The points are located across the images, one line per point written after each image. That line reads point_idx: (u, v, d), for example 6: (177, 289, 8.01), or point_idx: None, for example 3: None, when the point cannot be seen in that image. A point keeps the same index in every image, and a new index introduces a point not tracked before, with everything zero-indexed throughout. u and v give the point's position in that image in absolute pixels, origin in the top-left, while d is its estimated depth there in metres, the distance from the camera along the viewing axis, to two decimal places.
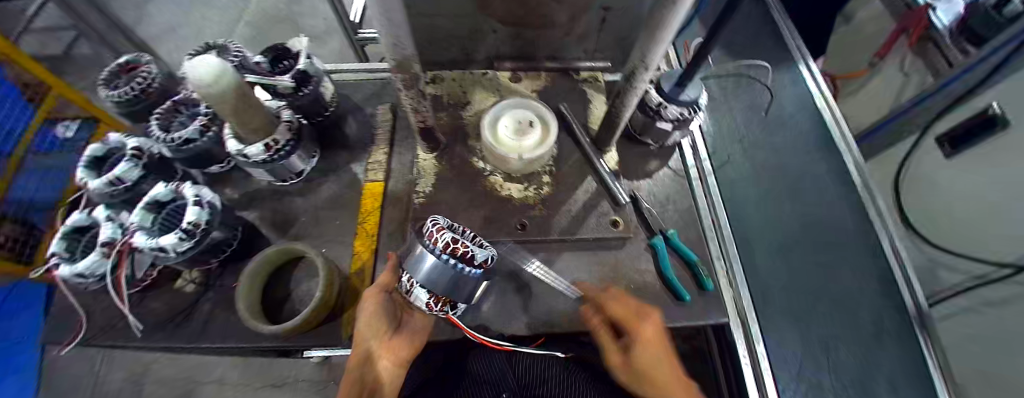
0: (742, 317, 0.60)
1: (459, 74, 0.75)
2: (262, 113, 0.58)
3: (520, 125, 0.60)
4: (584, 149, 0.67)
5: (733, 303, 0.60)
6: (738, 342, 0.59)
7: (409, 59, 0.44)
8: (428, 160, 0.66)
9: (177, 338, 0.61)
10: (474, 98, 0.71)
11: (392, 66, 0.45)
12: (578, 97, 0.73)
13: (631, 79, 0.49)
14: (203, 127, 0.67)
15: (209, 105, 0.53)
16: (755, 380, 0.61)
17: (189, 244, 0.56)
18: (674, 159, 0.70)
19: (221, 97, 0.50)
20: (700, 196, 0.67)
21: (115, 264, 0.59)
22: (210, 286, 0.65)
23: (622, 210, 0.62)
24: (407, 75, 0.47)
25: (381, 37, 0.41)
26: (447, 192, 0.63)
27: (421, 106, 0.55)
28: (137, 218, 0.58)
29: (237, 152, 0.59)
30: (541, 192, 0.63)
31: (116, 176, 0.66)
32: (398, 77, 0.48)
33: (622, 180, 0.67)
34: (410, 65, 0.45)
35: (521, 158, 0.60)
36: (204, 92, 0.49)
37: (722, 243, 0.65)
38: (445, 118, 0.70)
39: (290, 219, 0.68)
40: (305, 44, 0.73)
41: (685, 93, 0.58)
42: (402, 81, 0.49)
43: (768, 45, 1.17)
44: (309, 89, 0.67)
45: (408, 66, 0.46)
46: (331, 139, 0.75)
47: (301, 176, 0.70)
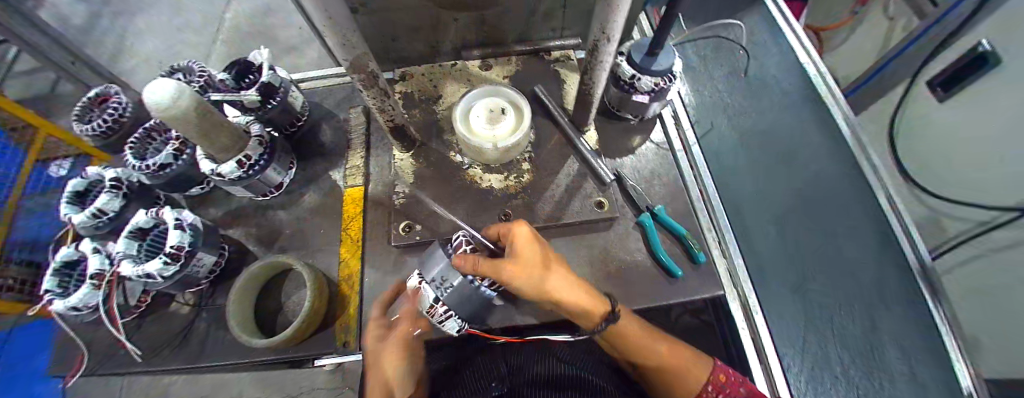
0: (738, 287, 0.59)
1: (429, 68, 0.74)
2: (232, 131, 0.57)
3: (492, 113, 0.59)
4: (563, 131, 0.65)
5: (726, 274, 0.59)
6: (735, 313, 0.58)
7: (361, 57, 0.43)
8: (405, 160, 0.65)
9: (177, 358, 0.60)
10: (445, 91, 0.71)
11: (346, 66, 0.45)
12: (552, 79, 0.72)
13: (594, 52, 0.48)
14: (176, 150, 0.67)
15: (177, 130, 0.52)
16: (758, 355, 0.57)
17: (175, 268, 0.55)
18: (656, 132, 0.69)
19: (184, 119, 0.49)
20: (685, 167, 0.66)
21: (106, 295, 0.59)
22: (202, 306, 0.64)
23: (606, 189, 0.61)
24: (363, 75, 0.47)
25: (325, 37, 0.39)
26: (427, 190, 0.62)
27: (387, 105, 0.54)
28: (122, 247, 0.58)
29: (211, 172, 0.58)
30: (522, 179, 0.62)
31: (98, 208, 0.65)
32: (356, 77, 0.47)
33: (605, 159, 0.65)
34: (364, 63, 0.44)
35: (497, 147, 0.59)
36: (167, 117, 0.49)
37: (712, 212, 0.64)
38: (419, 114, 0.69)
39: (274, 234, 0.67)
40: (268, 55, 0.71)
41: (657, 62, 0.56)
42: (361, 81, 0.48)
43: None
44: (277, 100, 0.66)
45: (362, 64, 0.45)
46: (308, 149, 0.74)
47: (281, 189, 0.69)
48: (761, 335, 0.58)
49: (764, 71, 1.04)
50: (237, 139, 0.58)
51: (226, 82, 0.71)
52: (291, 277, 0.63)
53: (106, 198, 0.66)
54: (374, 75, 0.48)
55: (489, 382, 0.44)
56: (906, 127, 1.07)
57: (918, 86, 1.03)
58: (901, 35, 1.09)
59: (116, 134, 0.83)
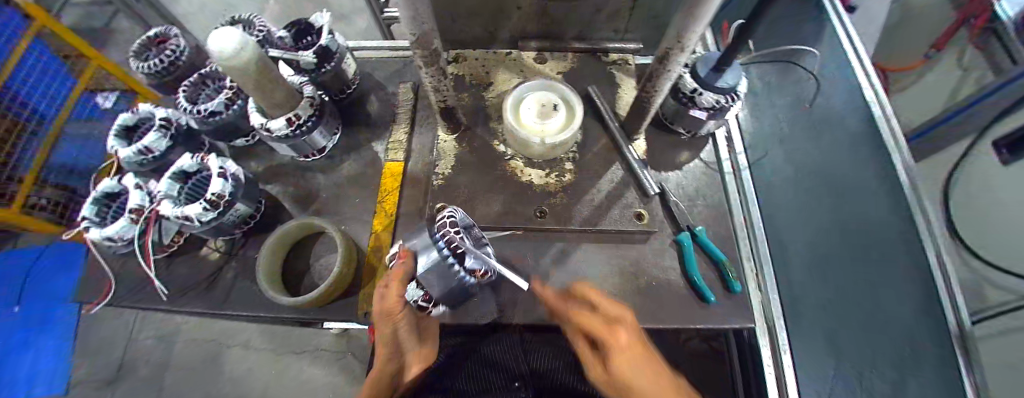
0: (770, 322, 0.57)
1: (483, 53, 0.73)
2: (285, 88, 0.57)
3: (544, 108, 0.58)
4: (611, 136, 0.64)
5: (760, 306, 0.57)
6: (763, 348, 0.56)
7: (430, 33, 0.42)
8: (448, 141, 0.64)
9: (201, 302, 0.62)
10: (497, 78, 0.70)
11: (413, 41, 0.44)
12: (606, 81, 0.70)
13: (664, 61, 0.46)
14: (227, 100, 0.68)
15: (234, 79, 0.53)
16: (779, 393, 0.56)
17: (212, 214, 0.57)
18: (706, 150, 0.66)
19: (244, 71, 0.50)
20: (731, 190, 0.64)
21: (143, 230, 0.62)
22: (232, 254, 0.66)
23: (648, 202, 0.59)
24: (428, 52, 0.46)
25: (401, 10, 0.39)
26: (467, 175, 0.62)
27: (442, 85, 0.54)
28: (164, 187, 0.60)
29: (260, 126, 0.60)
30: (563, 178, 0.61)
31: (145, 146, 0.67)
32: (419, 53, 0.47)
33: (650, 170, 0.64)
34: (431, 39, 0.44)
35: (543, 142, 0.58)
36: (228, 67, 0.49)
37: (753, 241, 0.61)
38: (468, 98, 0.68)
39: (310, 195, 0.68)
40: (329, 19, 0.72)
41: (724, 79, 0.53)
42: (423, 57, 0.48)
43: (814, 33, 1.08)
44: (332, 65, 0.66)
45: (428, 41, 0.44)
46: (352, 116, 0.74)
47: (323, 152, 0.70)
48: (785, 375, 0.56)
49: (822, 104, 0.99)
50: (289, 98, 0.59)
51: (285, 40, 0.72)
52: (320, 239, 0.64)
53: (154, 137, 0.68)
54: (437, 53, 0.47)
55: (513, 381, 0.45)
56: (964, 183, 1.01)
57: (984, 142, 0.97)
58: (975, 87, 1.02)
59: (171, 76, 0.85)
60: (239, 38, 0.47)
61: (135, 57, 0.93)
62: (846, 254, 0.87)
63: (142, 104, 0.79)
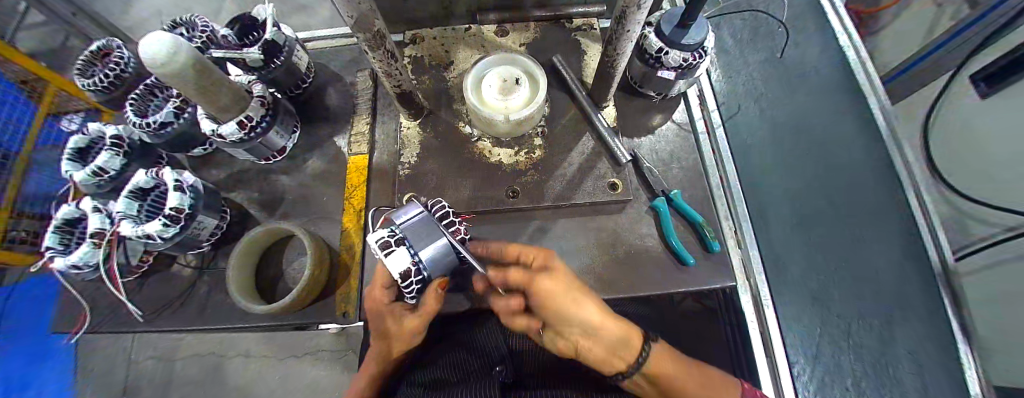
0: (750, 277, 0.57)
1: (440, 32, 0.69)
2: (229, 89, 0.54)
3: (506, 83, 0.56)
4: (580, 107, 0.61)
5: (740, 264, 0.56)
6: (746, 304, 0.56)
7: (368, 14, 0.39)
8: (412, 129, 0.62)
9: (180, 319, 0.61)
10: (457, 57, 0.67)
11: (351, 24, 0.41)
12: (571, 49, 0.67)
13: (621, 21, 0.43)
14: (176, 109, 0.64)
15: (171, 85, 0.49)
16: (764, 345, 0.57)
17: (175, 230, 0.54)
18: (678, 112, 0.65)
19: (176, 76, 0.46)
20: (706, 150, 0.62)
21: (107, 254, 0.59)
22: (205, 268, 0.64)
23: (621, 171, 0.58)
24: (369, 34, 0.43)
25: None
26: (434, 161, 0.60)
27: (393, 69, 0.51)
28: (122, 207, 0.57)
29: (212, 132, 0.56)
30: (532, 155, 0.59)
31: (99, 166, 0.63)
32: (361, 38, 0.44)
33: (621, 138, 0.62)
34: (370, 21, 0.41)
35: (508, 119, 0.56)
36: (159, 72, 0.45)
37: (731, 200, 0.60)
38: (428, 81, 0.65)
39: (277, 199, 0.66)
40: (271, 10, 0.67)
41: (689, 35, 0.50)
42: (367, 42, 0.44)
43: None
44: (281, 61, 0.63)
45: (368, 23, 0.41)
46: (312, 112, 0.71)
47: (284, 153, 0.67)
48: (768, 329, 0.56)
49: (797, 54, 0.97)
50: (238, 100, 0.56)
51: (228, 38, 0.68)
52: (291, 244, 0.62)
53: (105, 156, 0.64)
54: (380, 35, 0.44)
55: (493, 366, 0.45)
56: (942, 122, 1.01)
57: (960, 78, 0.96)
58: (949, 22, 1.00)
59: (119, 90, 0.80)
60: (171, 39, 0.44)
61: (78, 75, 0.85)
62: (828, 204, 0.87)
63: (91, 123, 0.75)
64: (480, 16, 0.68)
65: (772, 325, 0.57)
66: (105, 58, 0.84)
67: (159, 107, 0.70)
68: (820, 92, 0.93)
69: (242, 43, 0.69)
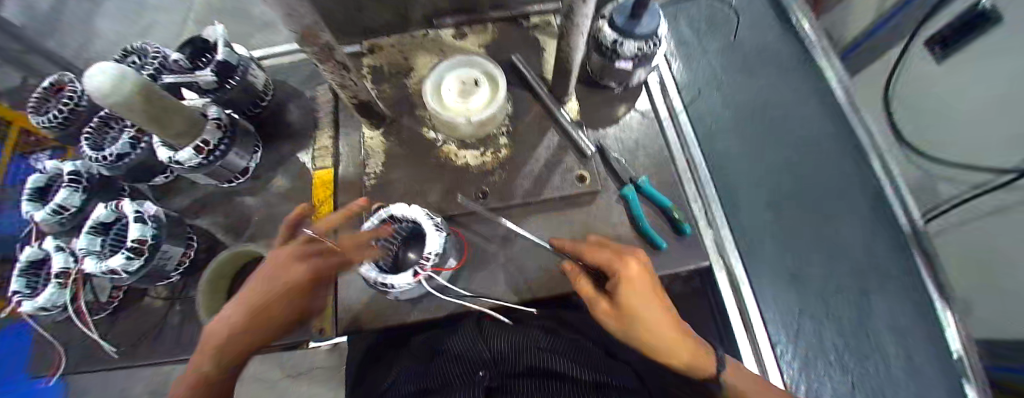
0: (722, 255, 0.58)
1: (398, 40, 0.69)
2: (185, 114, 0.53)
3: (465, 86, 0.56)
4: (542, 102, 0.61)
5: (712, 244, 0.57)
6: (721, 283, 0.57)
7: (311, 28, 0.38)
8: (375, 138, 0.61)
9: (149, 356, 0.58)
10: (416, 62, 0.66)
11: (297, 37, 0.40)
12: (530, 47, 0.67)
13: (569, 15, 0.43)
14: (134, 138, 0.63)
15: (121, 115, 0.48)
16: (744, 322, 0.57)
17: (140, 262, 0.52)
18: (640, 100, 0.65)
19: (128, 105, 0.45)
20: (670, 134, 0.63)
21: (72, 294, 0.56)
22: (174, 300, 0.61)
23: (588, 162, 0.58)
24: (316, 47, 0.42)
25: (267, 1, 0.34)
26: (400, 169, 0.59)
27: (348, 81, 0.50)
28: (83, 244, 0.54)
29: (169, 160, 0.55)
30: (499, 154, 0.59)
31: (57, 204, 0.61)
32: (309, 51, 0.43)
33: (586, 130, 0.62)
34: (317, 33, 0.40)
35: (470, 121, 0.55)
36: (110, 103, 0.44)
37: (697, 182, 0.61)
38: (389, 90, 0.65)
39: (245, 221, 0.65)
40: (223, 33, 0.66)
41: (640, 26, 0.51)
42: (315, 54, 0.44)
43: None
44: (236, 80, 0.61)
45: (315, 35, 0.40)
46: (275, 131, 0.70)
47: (246, 174, 0.66)
48: (746, 306, 0.57)
49: None
50: (193, 125, 0.54)
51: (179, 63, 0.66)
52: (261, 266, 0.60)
53: (64, 193, 0.62)
54: (330, 48, 0.44)
55: (475, 370, 0.41)
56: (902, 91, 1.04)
57: None
58: None
59: (75, 124, 0.78)
60: (117, 68, 0.44)
61: (31, 111, 0.80)
62: None
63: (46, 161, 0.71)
64: (436, 20, 0.68)
65: (749, 301, 0.57)
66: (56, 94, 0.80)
67: (115, 137, 0.68)
68: None
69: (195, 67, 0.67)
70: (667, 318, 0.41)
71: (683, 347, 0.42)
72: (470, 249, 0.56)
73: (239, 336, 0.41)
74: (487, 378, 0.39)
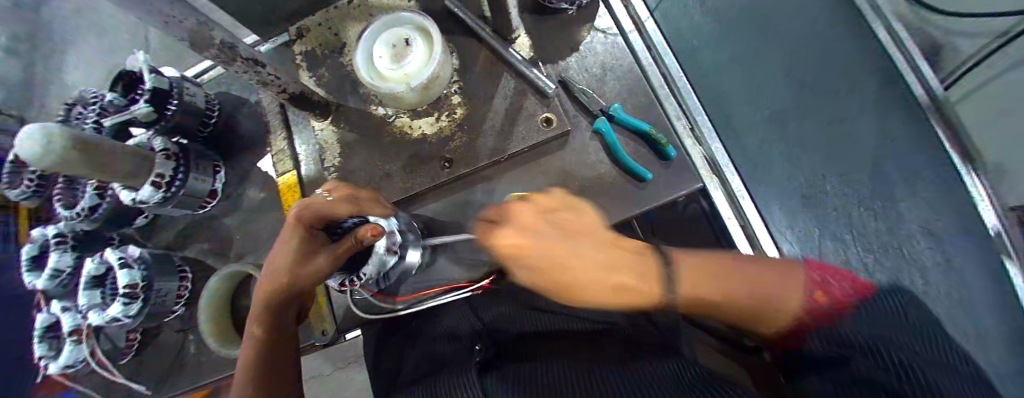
0: (715, 170, 0.53)
1: (322, 15, 0.61)
2: (129, 155, 0.51)
3: (396, 49, 0.50)
4: (489, 46, 0.55)
5: (702, 161, 0.52)
6: (716, 200, 0.53)
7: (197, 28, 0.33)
8: (325, 129, 0.57)
9: (181, 384, 0.61)
10: (349, 36, 0.60)
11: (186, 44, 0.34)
12: None
13: None
14: (98, 190, 0.60)
15: (66, 173, 0.47)
16: (747, 237, 0.54)
17: (139, 305, 0.54)
18: (601, 16, 0.57)
19: (67, 163, 0.44)
20: (640, 49, 0.56)
21: (90, 349, 0.58)
22: (187, 330, 0.63)
23: (551, 102, 0.52)
24: (213, 51, 0.36)
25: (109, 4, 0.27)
26: (357, 156, 0.55)
27: (267, 75, 0.45)
28: (84, 300, 0.55)
29: (133, 201, 0.55)
30: (455, 115, 0.54)
31: (51, 268, 0.60)
32: (208, 56, 0.37)
33: (545, 67, 0.56)
34: (208, 35, 0.34)
35: (411, 88, 0.50)
36: (47, 166, 0.43)
37: (678, 96, 0.55)
38: (327, 73, 0.59)
39: (227, 243, 0.64)
40: (141, 55, 0.60)
41: None
42: (216, 58, 0.38)
43: None
44: (176, 104, 0.57)
45: (206, 39, 0.34)
46: (230, 145, 0.67)
47: (216, 195, 0.64)
48: (750, 219, 0.53)
49: None
50: (141, 162, 0.52)
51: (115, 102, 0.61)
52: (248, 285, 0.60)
53: (55, 256, 0.60)
54: (230, 45, 0.37)
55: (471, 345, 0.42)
56: None
57: None
58: None
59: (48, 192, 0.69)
60: (31, 126, 0.41)
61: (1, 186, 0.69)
62: None
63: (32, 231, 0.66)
64: None
65: (752, 213, 0.53)
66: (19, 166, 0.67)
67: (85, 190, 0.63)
68: None
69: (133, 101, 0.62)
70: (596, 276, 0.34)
71: (609, 287, 0.35)
72: (447, 221, 0.54)
73: (267, 332, 0.39)
74: (483, 352, 0.40)
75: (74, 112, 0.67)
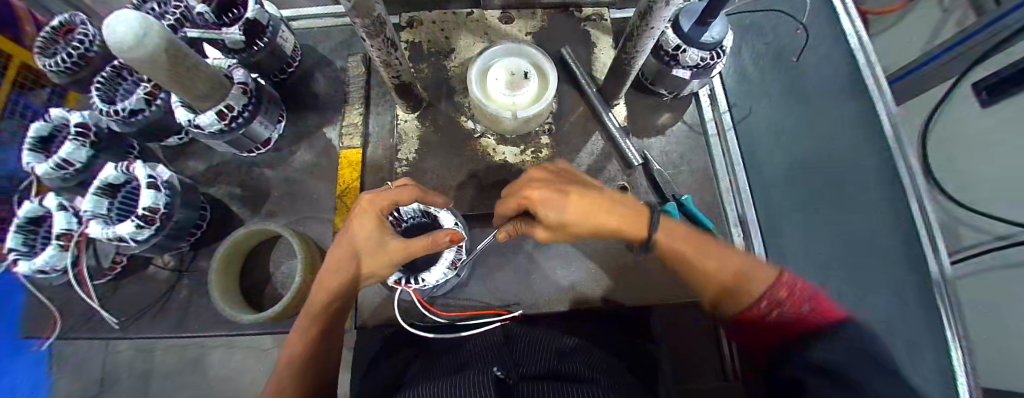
0: None
1: (439, 15, 0.63)
2: (206, 71, 0.47)
3: (514, 77, 0.51)
4: (588, 102, 0.58)
5: None
6: None
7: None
8: (409, 122, 0.57)
9: (157, 325, 0.58)
10: (459, 43, 0.61)
11: (348, 9, 0.34)
12: (581, 40, 0.62)
13: (646, 16, 0.38)
14: (149, 94, 0.55)
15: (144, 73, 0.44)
16: None
17: (149, 232, 0.49)
18: (690, 112, 0.62)
19: (153, 58, 0.40)
20: (718, 152, 0.60)
21: (74, 257, 0.53)
22: (183, 272, 0.60)
23: (631, 174, 0.56)
24: (369, 20, 0.36)
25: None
26: (433, 159, 0.56)
27: (393, 58, 0.45)
28: (89, 207, 0.50)
29: (188, 122, 0.50)
30: (539, 154, 0.56)
31: (61, 158, 0.54)
32: (358, 22, 0.37)
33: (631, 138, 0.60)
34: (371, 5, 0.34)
35: (515, 116, 0.52)
36: (129, 56, 0.39)
37: (740, 206, 0.59)
38: (427, 70, 0.60)
39: (261, 195, 0.61)
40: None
41: (708, 33, 0.47)
42: (365, 27, 0.38)
43: None
44: (264, 43, 0.56)
45: (368, 7, 0.34)
46: (298, 100, 0.66)
47: (269, 145, 0.61)
48: None
49: None
50: (217, 89, 0.49)
51: (204, 17, 0.57)
52: (265, 254, 0.58)
53: (69, 147, 0.54)
54: (381, 19, 0.38)
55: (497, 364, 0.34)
56: None
57: None
58: None
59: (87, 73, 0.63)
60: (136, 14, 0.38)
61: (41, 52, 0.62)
62: None
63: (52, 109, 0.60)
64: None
65: None
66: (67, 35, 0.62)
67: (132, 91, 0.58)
68: None
69: (222, 22, 0.58)
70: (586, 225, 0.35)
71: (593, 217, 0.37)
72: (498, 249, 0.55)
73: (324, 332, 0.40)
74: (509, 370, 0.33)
75: (145, 7, 0.63)
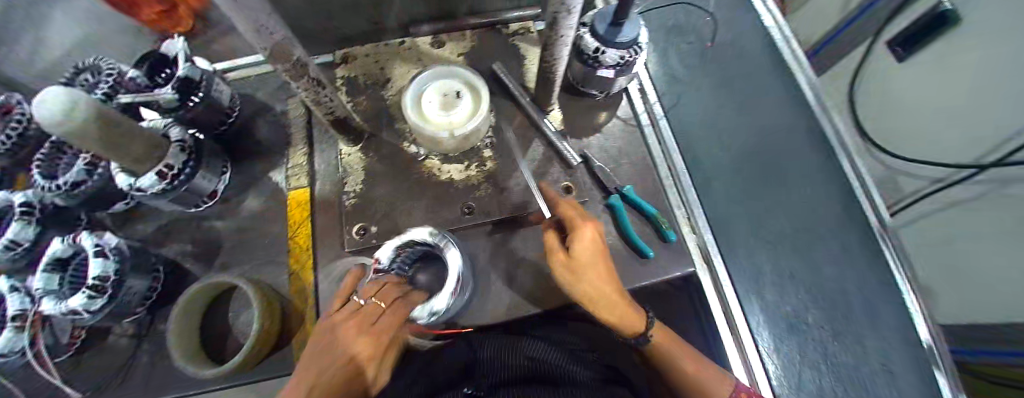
0: (705, 256, 0.59)
1: (372, 49, 0.65)
2: (142, 136, 0.46)
3: (446, 98, 0.53)
4: (525, 111, 0.61)
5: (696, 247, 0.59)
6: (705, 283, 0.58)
7: (282, 44, 0.33)
8: (353, 154, 0.59)
9: None
10: (395, 73, 0.63)
11: (267, 57, 0.35)
12: (511, 52, 0.65)
13: (554, 26, 0.40)
14: (90, 164, 0.54)
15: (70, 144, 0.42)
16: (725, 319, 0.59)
17: (103, 301, 0.47)
18: (623, 107, 0.65)
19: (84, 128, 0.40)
20: (653, 140, 0.63)
21: (32, 339, 0.50)
22: (142, 340, 0.58)
23: (573, 172, 0.58)
24: (287, 65, 0.37)
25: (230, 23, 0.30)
26: (380, 186, 0.57)
27: (322, 97, 0.46)
28: (39, 284, 0.47)
29: (129, 187, 0.49)
30: (484, 168, 0.58)
31: (9, 240, 0.52)
32: (278, 67, 0.37)
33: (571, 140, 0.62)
34: (288, 50, 0.35)
35: (453, 135, 0.53)
36: (60, 130, 0.39)
37: (679, 185, 0.62)
38: (365, 104, 0.62)
39: (214, 249, 0.61)
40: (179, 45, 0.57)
41: (622, 32, 0.50)
42: (286, 71, 0.39)
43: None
44: (200, 97, 0.56)
45: (284, 52, 0.35)
46: (244, 150, 0.66)
47: (215, 197, 0.61)
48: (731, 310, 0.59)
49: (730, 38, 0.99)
50: (153, 148, 0.48)
51: (137, 80, 0.57)
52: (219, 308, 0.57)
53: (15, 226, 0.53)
54: (302, 63, 0.39)
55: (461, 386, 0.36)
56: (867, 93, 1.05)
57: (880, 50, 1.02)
58: None
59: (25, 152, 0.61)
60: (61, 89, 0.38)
61: None
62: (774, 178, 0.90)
63: None
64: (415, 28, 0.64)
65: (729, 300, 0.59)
66: (1, 115, 0.61)
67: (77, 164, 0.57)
68: (763, 70, 0.94)
69: (155, 85, 0.58)
70: (598, 259, 0.45)
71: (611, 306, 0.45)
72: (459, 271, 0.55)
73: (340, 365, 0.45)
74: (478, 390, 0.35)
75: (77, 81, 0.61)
